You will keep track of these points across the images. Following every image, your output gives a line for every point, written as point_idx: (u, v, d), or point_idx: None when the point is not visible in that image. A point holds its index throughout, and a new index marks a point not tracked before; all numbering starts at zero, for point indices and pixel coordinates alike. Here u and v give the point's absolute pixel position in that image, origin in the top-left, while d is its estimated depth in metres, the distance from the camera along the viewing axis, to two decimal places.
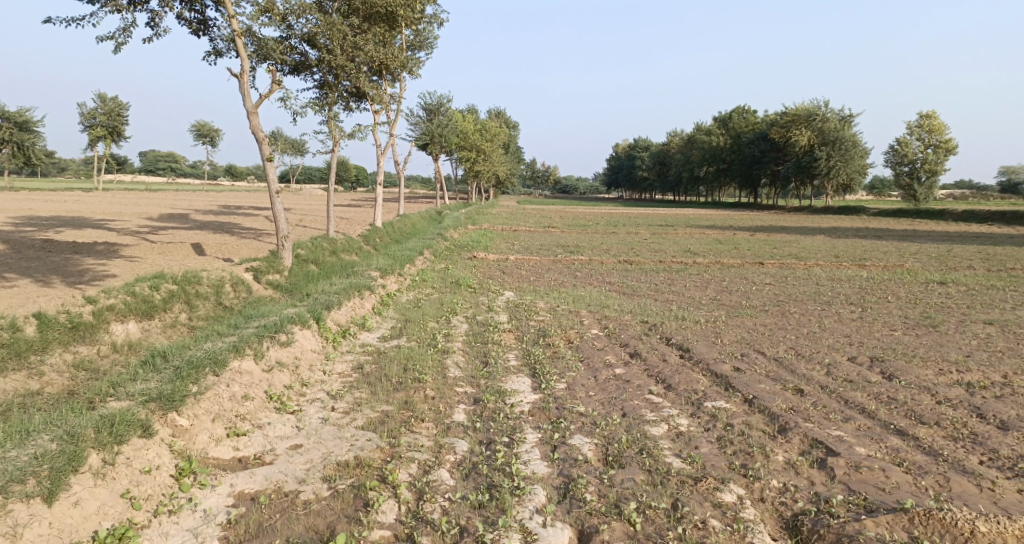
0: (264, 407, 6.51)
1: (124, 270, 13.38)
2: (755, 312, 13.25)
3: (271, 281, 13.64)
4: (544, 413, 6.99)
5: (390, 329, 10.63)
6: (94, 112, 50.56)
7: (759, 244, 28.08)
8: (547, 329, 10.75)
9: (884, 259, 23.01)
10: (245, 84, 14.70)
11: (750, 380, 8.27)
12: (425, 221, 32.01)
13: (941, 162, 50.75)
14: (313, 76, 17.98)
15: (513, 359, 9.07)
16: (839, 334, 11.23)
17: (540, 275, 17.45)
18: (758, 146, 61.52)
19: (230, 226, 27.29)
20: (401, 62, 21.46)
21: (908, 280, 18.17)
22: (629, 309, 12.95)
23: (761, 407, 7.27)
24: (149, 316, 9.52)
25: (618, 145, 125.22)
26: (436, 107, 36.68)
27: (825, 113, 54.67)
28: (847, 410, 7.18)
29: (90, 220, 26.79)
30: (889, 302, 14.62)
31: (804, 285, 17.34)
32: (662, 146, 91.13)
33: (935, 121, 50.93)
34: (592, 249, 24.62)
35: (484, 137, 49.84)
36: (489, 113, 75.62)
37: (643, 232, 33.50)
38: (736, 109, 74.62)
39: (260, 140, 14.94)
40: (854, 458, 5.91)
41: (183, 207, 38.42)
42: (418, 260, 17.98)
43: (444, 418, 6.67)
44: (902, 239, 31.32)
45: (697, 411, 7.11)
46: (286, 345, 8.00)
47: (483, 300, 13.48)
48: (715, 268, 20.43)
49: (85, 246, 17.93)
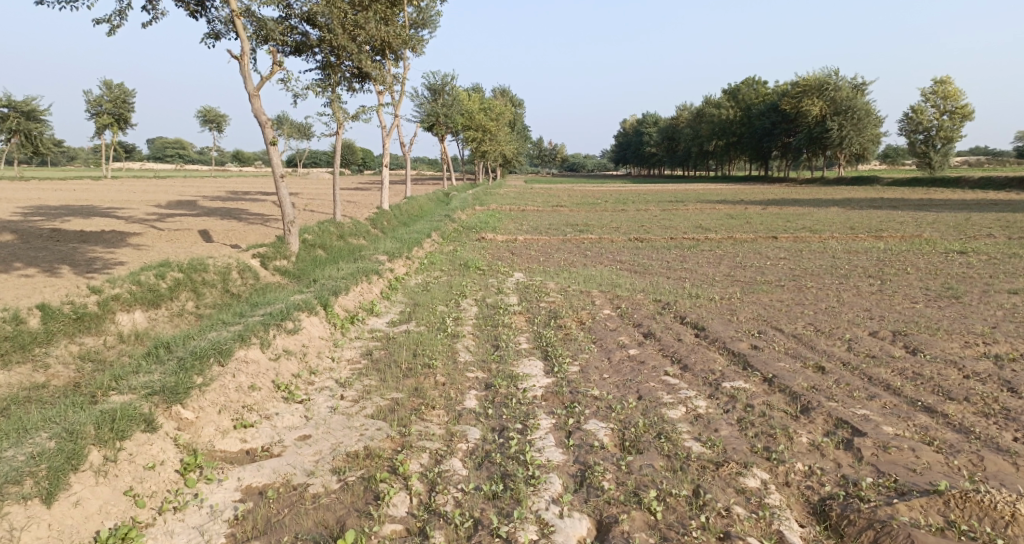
0: (272, 397, 6.36)
1: (131, 258, 13.26)
2: (770, 287, 12.97)
3: (278, 268, 13.48)
4: (558, 397, 6.81)
5: (399, 314, 10.45)
6: (100, 100, 50.41)
7: (771, 218, 27.66)
8: (558, 311, 10.53)
9: (900, 230, 22.56)
10: (245, 67, 14.44)
11: (769, 359, 8.05)
12: (433, 202, 31.74)
13: (957, 129, 49.69)
14: (315, 57, 17.67)
15: (525, 342, 8.88)
16: (858, 308, 10.95)
17: (549, 255, 17.22)
18: (769, 118, 60.52)
19: (237, 212, 27.15)
20: (404, 40, 21.07)
21: (926, 250, 17.77)
22: (641, 288, 12.71)
23: (781, 386, 7.05)
24: (156, 306, 9.38)
25: (626, 121, 123.82)
26: (441, 87, 36.20)
27: (837, 82, 53.60)
28: (871, 388, 6.96)
29: (98, 209, 26.75)
30: (908, 274, 14.28)
31: (820, 258, 17.00)
32: (670, 121, 89.97)
33: (950, 87, 49.75)
34: (602, 227, 24.30)
35: (490, 116, 49.33)
36: (494, 91, 74.92)
37: (653, 208, 33.10)
38: (745, 81, 73.42)
39: (263, 124, 14.72)
40: (882, 438, 5.70)
41: (191, 194, 38.36)
42: (426, 242, 17.76)
43: (455, 405, 6.51)
44: (917, 208, 30.76)
45: (716, 392, 6.91)
46: (293, 333, 7.84)
47: (493, 281, 13.27)
48: (728, 243, 20.09)
49: (92, 235, 17.83)
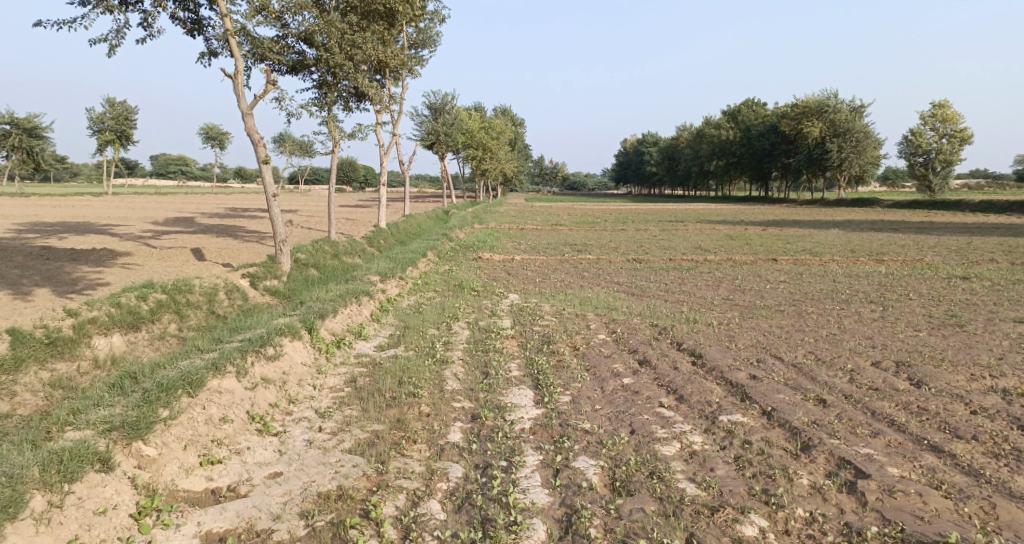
0: (245, 429, 6.06)
1: (117, 278, 13.00)
2: (770, 312, 12.68)
3: (268, 288, 13.20)
4: (546, 431, 6.49)
5: (388, 338, 10.16)
6: (103, 117, 50.49)
7: (771, 240, 27.45)
8: (552, 335, 10.23)
9: (902, 253, 22.34)
10: (239, 85, 14.28)
11: (768, 390, 7.74)
12: (430, 220, 31.53)
13: (957, 152, 49.68)
14: (311, 76, 17.55)
15: (515, 369, 8.57)
16: (860, 336, 10.67)
17: (546, 276, 16.96)
18: (769, 139, 60.60)
19: (233, 229, 26.93)
20: (401, 60, 20.98)
21: (929, 275, 17.52)
22: (638, 312, 12.41)
23: (781, 421, 6.75)
24: (136, 329, 9.10)
25: (626, 141, 124.20)
26: (441, 105, 36.18)
27: (837, 104, 53.68)
28: (875, 424, 6.66)
29: (94, 226, 26.51)
30: (911, 300, 14.01)
31: (821, 282, 16.73)
32: (670, 141, 90.21)
33: (949, 110, 49.86)
34: (601, 248, 24.05)
35: (490, 135, 49.35)
36: (495, 111, 75.21)
37: (653, 228, 32.91)
38: (745, 102, 73.71)
39: (255, 142, 14.53)
40: (888, 481, 5.39)
41: (189, 211, 38.16)
42: (421, 262, 17.51)
43: (439, 439, 6.20)
44: (918, 231, 30.55)
45: (712, 427, 6.59)
46: (273, 359, 7.54)
47: (487, 303, 12.99)
48: (727, 266, 19.84)
49: (83, 253, 17.58)
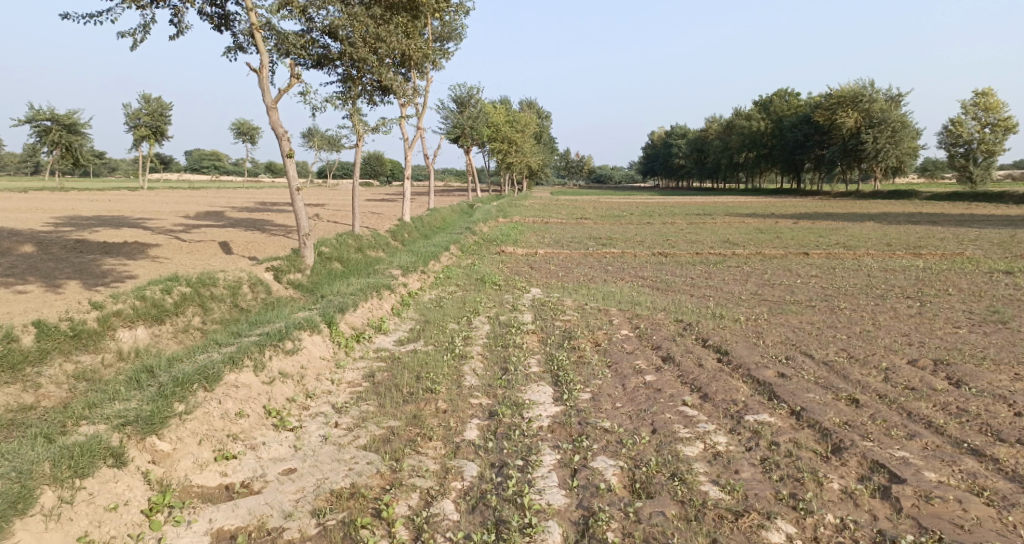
0: (260, 424, 6.00)
1: (145, 272, 13.14)
2: (800, 308, 12.32)
3: (291, 281, 13.23)
4: (565, 429, 6.33)
5: (408, 332, 10.09)
6: (138, 113, 51.48)
7: (803, 233, 26.83)
8: (574, 331, 10.05)
9: (940, 247, 21.63)
10: (264, 79, 14.31)
11: (797, 388, 7.47)
12: (455, 214, 31.48)
13: (999, 143, 48.02)
14: (336, 70, 17.54)
15: (535, 365, 8.42)
16: (895, 333, 10.32)
17: (570, 270, 16.76)
18: (801, 130, 59.29)
19: (261, 223, 27.16)
20: (426, 53, 20.88)
21: (969, 270, 16.91)
22: (662, 307, 12.15)
23: (811, 421, 6.50)
24: (160, 321, 9.16)
25: (654, 134, 122.83)
26: (467, 99, 36.07)
27: (872, 94, 52.29)
28: (911, 425, 6.38)
29: (127, 219, 26.99)
30: (950, 296, 13.52)
31: (854, 277, 16.26)
32: (699, 133, 88.95)
33: (992, 99, 48.18)
34: (626, 241, 23.73)
35: (516, 128, 49.13)
36: (522, 104, 74.92)
37: (680, 221, 32.43)
38: (777, 93, 72.25)
39: (280, 136, 14.56)
40: (924, 487, 5.12)
41: (219, 205, 38.65)
42: (444, 255, 17.45)
43: (455, 436, 6.08)
44: (958, 225, 29.60)
45: (738, 427, 6.36)
46: (291, 354, 7.50)
47: (509, 297, 12.86)
48: (756, 259, 19.41)
49: (114, 247, 17.84)
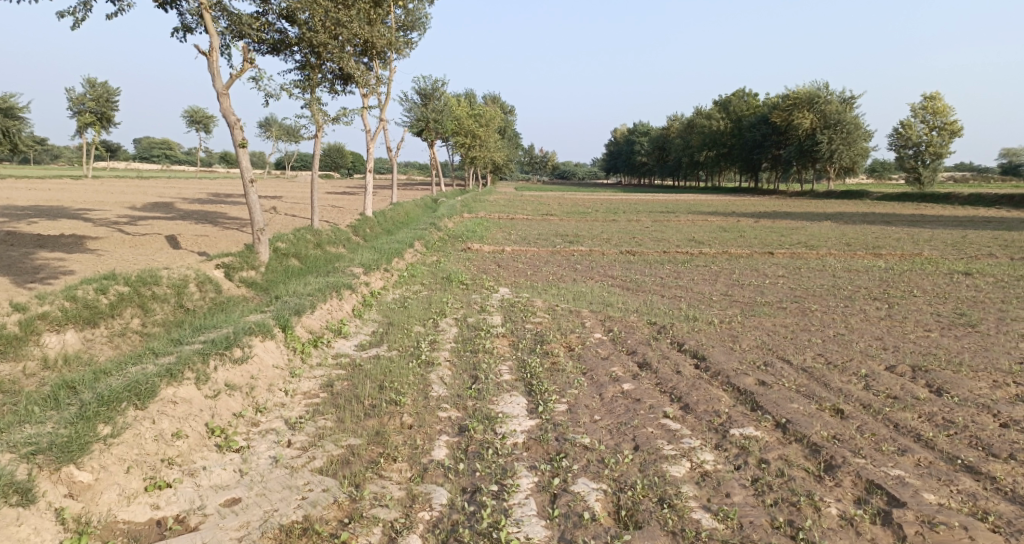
0: (202, 444, 5.37)
1: (82, 267, 12.24)
2: (772, 310, 12.09)
3: (244, 279, 12.44)
4: (542, 446, 5.87)
5: (370, 336, 9.48)
6: (82, 98, 49.02)
7: (765, 232, 26.97)
8: (545, 334, 9.57)
9: (898, 247, 21.89)
10: (214, 63, 13.43)
11: (780, 398, 7.14)
12: (419, 209, 30.71)
13: (946, 145, 49.37)
14: (293, 56, 16.68)
15: (506, 372, 7.92)
16: (870, 336, 10.14)
17: (537, 268, 16.32)
18: (760, 130, 60.11)
19: (215, 216, 25.99)
20: (388, 42, 20.12)
21: (930, 271, 17.07)
22: (634, 308, 11.77)
23: (798, 435, 6.16)
24: (93, 324, 8.42)
25: (617, 130, 123.34)
26: (431, 91, 35.21)
27: (828, 96, 53.35)
28: (902, 439, 6.10)
29: (68, 210, 25.58)
30: (916, 297, 13.53)
31: (820, 277, 16.24)
32: (661, 130, 89.49)
33: (940, 103, 49.55)
34: (592, 239, 23.41)
35: (480, 122, 48.51)
36: (485, 98, 74.30)
37: (644, 219, 32.35)
38: (736, 93, 73.25)
39: (231, 125, 13.72)
40: (926, 513, 4.85)
41: (170, 195, 36.99)
42: (407, 252, 16.78)
43: (422, 456, 5.57)
44: (912, 224, 30.26)
45: (724, 442, 5.98)
46: (239, 362, 6.82)
47: (476, 297, 12.34)
48: (722, 258, 19.31)
49: (50, 239, 16.68)
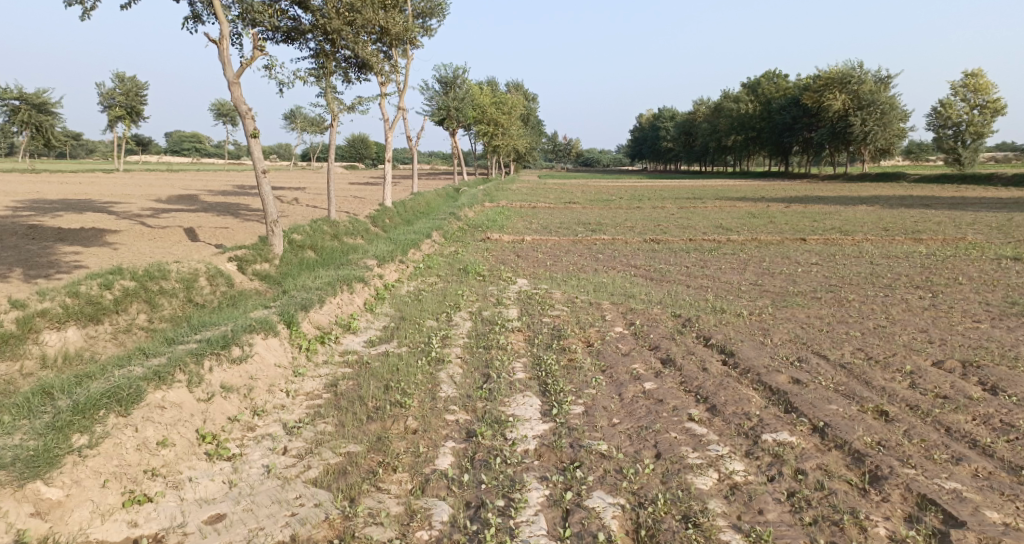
0: (189, 453, 5.06)
1: (97, 261, 12.10)
2: (805, 300, 11.43)
3: (257, 272, 12.16)
4: (555, 454, 5.44)
5: (381, 331, 9.10)
6: (113, 93, 49.43)
7: (796, 217, 26.08)
8: (563, 328, 9.08)
9: (939, 232, 20.90)
10: (225, 52, 13.13)
11: (816, 398, 6.58)
12: (440, 198, 30.35)
13: (987, 124, 47.39)
14: (307, 44, 16.32)
15: (520, 370, 7.45)
16: (912, 328, 9.47)
17: (558, 258, 15.83)
18: (790, 112, 58.47)
19: (237, 208, 25.90)
20: (405, 27, 19.67)
21: (974, 256, 16.15)
22: (658, 300, 11.21)
23: (838, 441, 5.61)
24: (96, 321, 8.17)
25: (643, 116, 121.47)
26: (452, 79, 34.72)
27: (861, 76, 51.60)
28: (955, 445, 5.51)
29: (93, 203, 25.70)
30: (961, 285, 12.73)
31: (856, 264, 15.46)
32: (688, 115, 87.74)
33: (981, 80, 47.55)
34: (616, 227, 22.79)
35: (504, 110, 47.93)
36: (509, 85, 73.61)
37: (670, 206, 31.56)
38: (766, 75, 71.37)
39: (243, 114, 13.42)
40: (988, 534, 4.36)
41: (195, 188, 37.06)
42: (425, 242, 16.39)
43: (425, 466, 5.17)
44: (951, 207, 29.00)
45: (755, 449, 5.45)
46: (237, 363, 6.46)
47: (493, 289, 11.90)
48: (752, 246, 18.58)
49: (70, 233, 16.64)
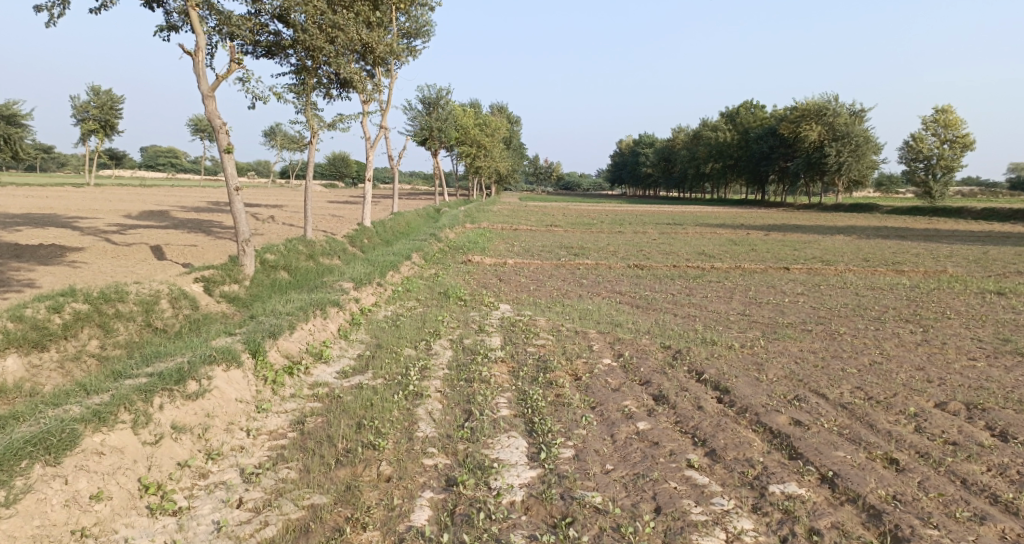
0: (128, 508, 4.56)
1: (52, 280, 11.40)
2: (796, 333, 11.07)
3: (225, 294, 11.50)
4: (544, 507, 4.92)
5: (355, 361, 8.51)
6: (86, 106, 48.33)
7: (777, 245, 26.02)
8: (550, 360, 8.57)
9: (919, 263, 20.87)
10: (199, 64, 12.58)
11: (821, 443, 6.13)
12: (421, 219, 29.83)
13: (957, 158, 48.32)
14: (287, 59, 15.83)
15: (504, 407, 6.91)
16: (909, 366, 9.11)
17: (541, 283, 15.36)
18: (767, 141, 59.18)
19: (209, 224, 25.10)
20: (388, 46, 19.31)
21: (959, 290, 16.03)
22: (646, 330, 10.75)
23: (850, 495, 5.17)
24: (42, 348, 7.50)
25: (622, 142, 122.39)
26: (435, 100, 34.42)
27: (837, 108, 52.48)
28: (975, 501, 5.10)
29: (58, 217, 24.71)
30: (951, 319, 12.51)
31: (843, 295, 15.23)
32: (667, 141, 88.62)
33: (951, 115, 48.60)
34: (598, 252, 22.45)
35: (486, 132, 47.80)
36: (491, 108, 73.77)
37: (651, 231, 31.40)
38: (744, 104, 72.45)
39: (216, 129, 12.84)
40: None
41: (167, 204, 36.08)
42: (403, 264, 15.83)
43: (398, 522, 4.63)
44: (928, 239, 29.21)
45: (763, 504, 5.01)
46: (193, 398, 5.85)
47: (475, 315, 11.39)
48: (736, 274, 18.32)
49: (28, 248, 15.81)
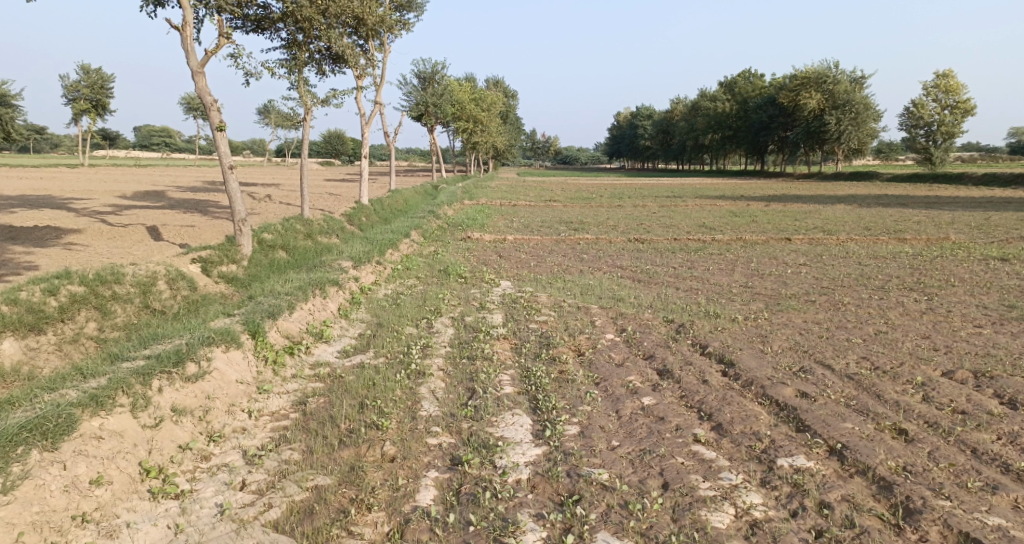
0: (129, 492, 4.50)
1: (48, 262, 11.27)
2: (800, 304, 10.99)
3: (224, 274, 11.38)
4: (551, 485, 4.87)
5: (356, 340, 8.42)
6: (77, 85, 47.68)
7: (778, 216, 25.85)
8: (552, 336, 8.49)
9: (921, 231, 20.72)
10: (187, 39, 12.31)
11: (829, 415, 6.06)
12: (418, 195, 29.59)
13: (958, 125, 47.88)
14: (278, 34, 15.52)
15: (507, 384, 6.84)
16: (915, 334, 9.03)
17: (542, 258, 15.23)
18: (766, 111, 58.59)
19: (206, 205, 24.89)
20: (380, 19, 18.93)
21: (962, 257, 15.91)
22: (648, 304, 10.65)
23: (860, 467, 5.11)
24: (38, 331, 7.40)
25: (619, 115, 121.21)
26: (431, 74, 33.94)
27: (837, 76, 51.86)
28: (986, 471, 5.06)
29: (53, 199, 24.47)
30: (955, 287, 12.41)
31: (845, 265, 15.12)
32: (665, 113, 87.79)
33: (952, 81, 48.03)
34: (598, 226, 22.29)
35: (483, 106, 47.25)
36: (487, 82, 72.95)
37: (650, 204, 31.18)
38: (742, 74, 71.63)
39: (208, 107, 12.60)
40: None
41: (162, 184, 35.80)
42: (403, 242, 15.68)
43: (404, 503, 4.58)
44: (929, 206, 29.02)
45: (772, 478, 4.96)
46: (192, 381, 5.77)
47: (476, 292, 11.29)
48: (737, 246, 18.19)
49: (23, 231, 15.65)
